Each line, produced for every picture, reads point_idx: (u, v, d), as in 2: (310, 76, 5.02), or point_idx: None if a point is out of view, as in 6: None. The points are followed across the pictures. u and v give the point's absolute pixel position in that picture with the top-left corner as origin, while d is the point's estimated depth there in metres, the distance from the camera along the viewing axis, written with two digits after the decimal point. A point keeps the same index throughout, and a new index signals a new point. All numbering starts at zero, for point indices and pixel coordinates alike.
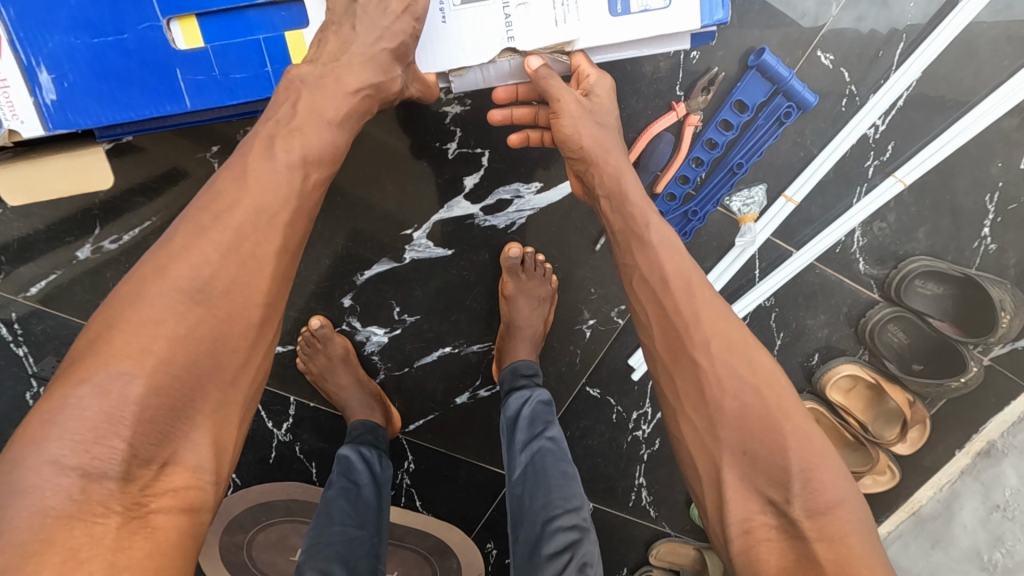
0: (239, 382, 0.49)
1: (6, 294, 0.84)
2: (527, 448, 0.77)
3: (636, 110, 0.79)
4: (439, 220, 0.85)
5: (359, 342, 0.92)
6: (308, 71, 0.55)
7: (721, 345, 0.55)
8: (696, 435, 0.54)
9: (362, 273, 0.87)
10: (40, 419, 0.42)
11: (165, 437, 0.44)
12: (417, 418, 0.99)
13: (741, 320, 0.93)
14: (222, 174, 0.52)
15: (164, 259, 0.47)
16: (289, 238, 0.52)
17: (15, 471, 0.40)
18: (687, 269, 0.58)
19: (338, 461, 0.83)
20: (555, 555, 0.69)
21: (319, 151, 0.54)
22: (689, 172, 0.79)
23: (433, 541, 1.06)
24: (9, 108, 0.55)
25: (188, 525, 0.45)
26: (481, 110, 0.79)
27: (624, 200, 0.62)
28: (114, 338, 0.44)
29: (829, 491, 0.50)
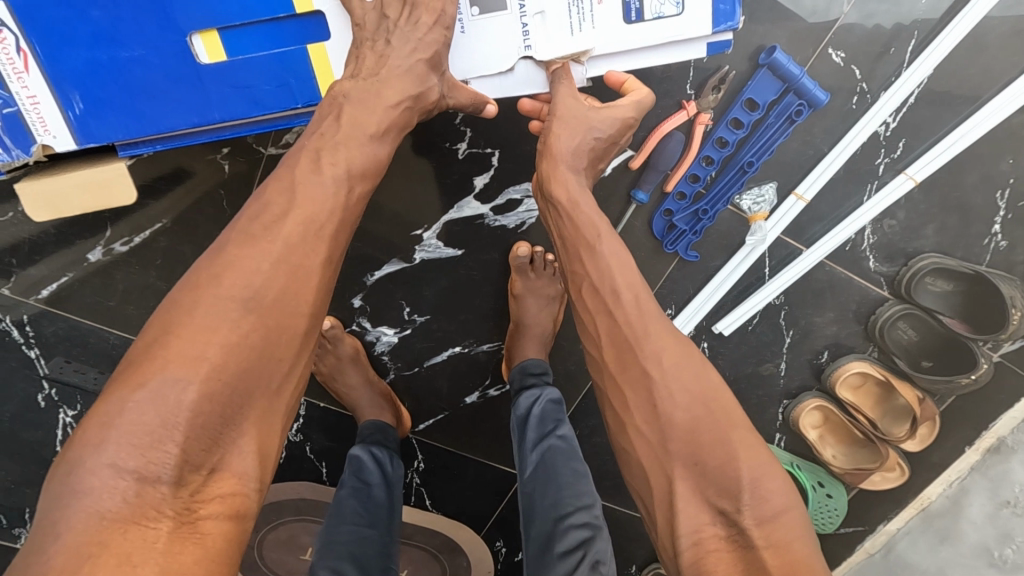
0: (282, 391, 0.49)
1: (16, 296, 0.84)
2: (537, 448, 0.77)
3: (646, 109, 0.78)
4: (448, 220, 0.85)
5: (369, 342, 0.93)
6: (351, 87, 0.56)
7: (671, 358, 0.54)
8: (649, 450, 0.53)
9: (373, 273, 0.87)
10: (99, 422, 0.42)
11: (215, 443, 0.44)
12: (426, 417, 1.00)
13: (750, 320, 0.93)
14: (269, 186, 0.53)
15: (220, 268, 0.48)
16: (333, 249, 0.53)
17: (75, 472, 0.41)
18: (636, 282, 0.59)
19: (350, 461, 0.83)
20: (568, 553, 0.69)
21: (362, 165, 0.56)
22: (699, 171, 0.79)
23: (441, 539, 1.07)
24: (41, 123, 0.55)
25: (234, 532, 0.44)
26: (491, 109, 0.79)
27: (574, 208, 0.63)
28: (171, 343, 0.45)
29: (776, 500, 0.49)
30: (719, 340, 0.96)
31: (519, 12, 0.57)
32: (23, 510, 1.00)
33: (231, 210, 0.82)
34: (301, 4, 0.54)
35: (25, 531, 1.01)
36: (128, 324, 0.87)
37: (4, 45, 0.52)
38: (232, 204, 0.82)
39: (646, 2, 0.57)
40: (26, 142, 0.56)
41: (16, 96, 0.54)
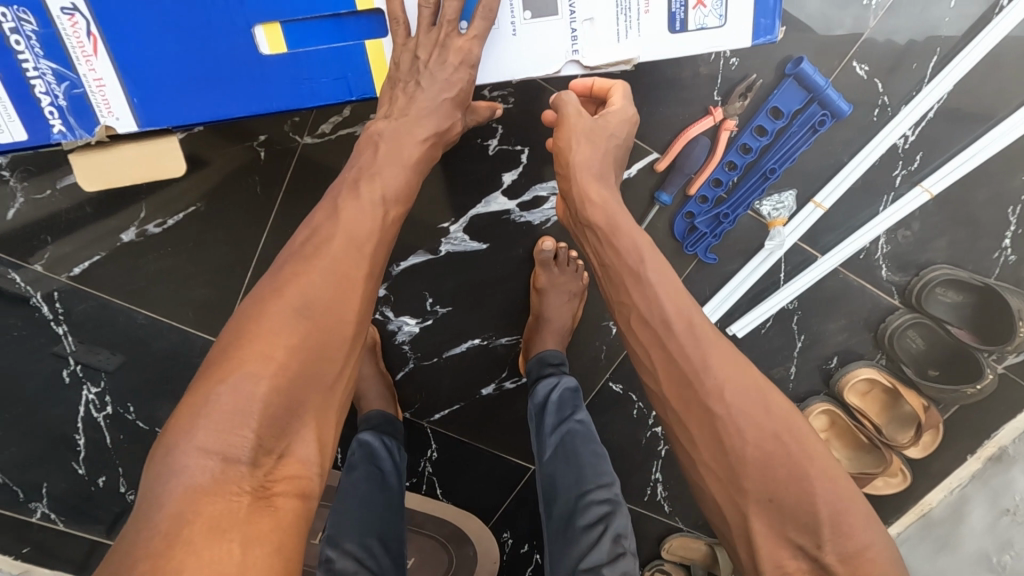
0: (335, 388, 0.52)
1: (49, 273, 0.86)
2: (556, 431, 0.79)
3: (674, 113, 0.80)
4: (475, 215, 0.86)
5: (390, 331, 0.94)
6: (385, 126, 0.63)
7: (734, 392, 0.56)
8: (723, 489, 0.55)
9: (398, 264, 0.89)
10: (188, 413, 0.47)
11: (283, 431, 0.48)
12: (441, 408, 1.01)
13: (764, 323, 0.95)
14: (317, 214, 0.59)
15: (279, 282, 0.53)
16: (373, 265, 0.58)
17: (169, 456, 0.45)
18: (687, 309, 0.60)
19: (360, 445, 0.86)
20: (591, 524, 0.71)
21: (395, 191, 0.62)
22: (722, 176, 0.81)
23: (450, 529, 1.12)
24: (105, 105, 0.57)
25: (303, 510, 0.47)
26: (524, 112, 0.81)
27: (615, 231, 0.66)
28: (243, 344, 0.50)
29: (859, 536, 0.51)
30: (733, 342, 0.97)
31: (570, 16, 0.59)
32: (40, 485, 1.01)
33: (265, 195, 0.84)
34: (363, 2, 0.57)
35: (41, 506, 1.02)
36: (154, 305, 0.89)
37: (76, 28, 0.54)
38: (265, 191, 0.84)
39: (691, 14, 0.59)
40: (93, 124, 0.58)
41: (83, 78, 0.56)
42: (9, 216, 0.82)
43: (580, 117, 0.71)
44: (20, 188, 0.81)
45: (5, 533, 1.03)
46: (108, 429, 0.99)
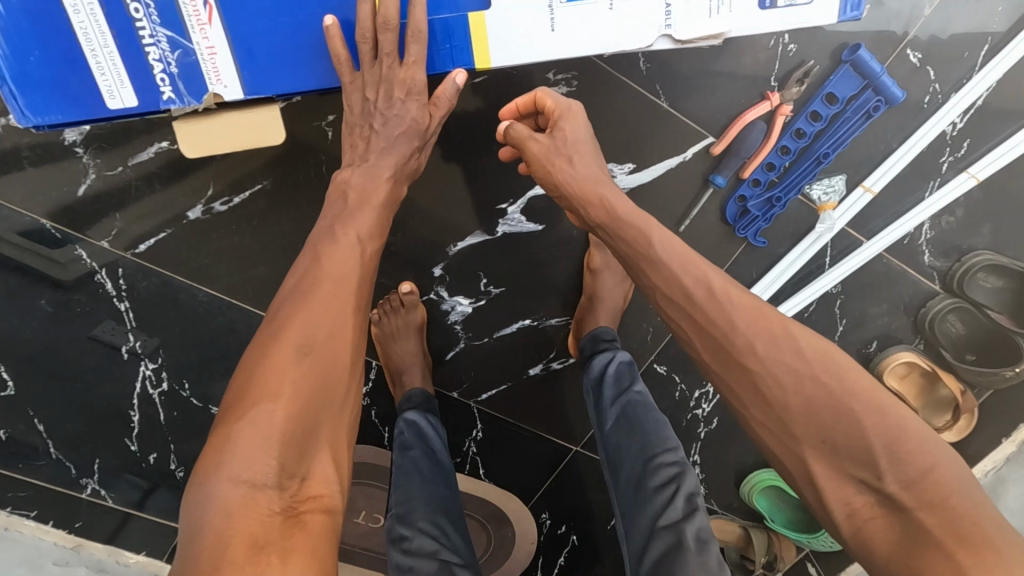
0: (342, 412, 0.58)
1: (115, 250, 0.88)
2: (616, 401, 0.82)
3: (731, 98, 0.82)
4: (534, 195, 0.89)
5: (444, 311, 0.97)
6: (351, 176, 0.72)
7: (763, 346, 0.59)
8: (772, 434, 0.58)
9: (455, 245, 0.91)
10: (214, 451, 0.51)
11: (303, 457, 0.53)
12: (489, 387, 1.03)
13: (806, 307, 0.98)
14: (301, 264, 0.64)
15: (279, 325, 0.58)
16: (360, 299, 0.63)
17: (203, 491, 0.50)
18: (701, 271, 0.63)
19: (409, 425, 0.90)
20: (663, 485, 0.73)
21: (369, 231, 0.69)
22: (775, 160, 0.84)
23: (490, 509, 1.16)
24: (214, 73, 0.61)
25: (330, 523, 0.53)
26: (586, 93, 0.81)
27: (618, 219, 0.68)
28: (255, 384, 0.54)
29: (922, 459, 0.52)
30: None
31: None
32: (92, 461, 1.03)
33: (329, 175, 0.86)
34: None
35: (92, 482, 1.04)
36: (216, 282, 0.91)
37: None
38: (330, 170, 0.86)
39: None
40: (202, 93, 0.62)
41: (197, 45, 0.59)
42: (81, 193, 0.84)
43: (540, 144, 0.74)
44: (92, 164, 0.82)
45: (56, 509, 1.04)
46: (163, 406, 1.01)
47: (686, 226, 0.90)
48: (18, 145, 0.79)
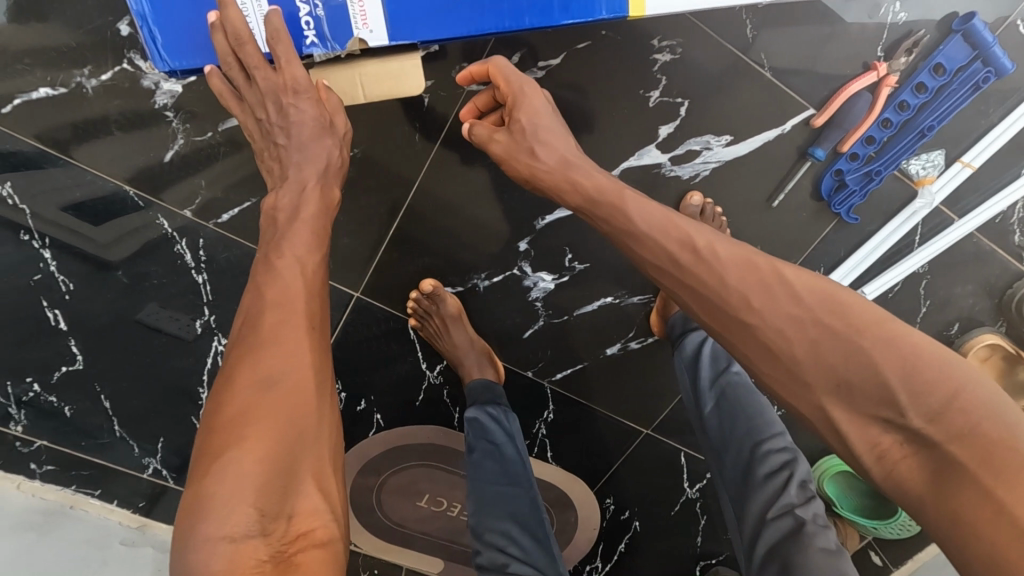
0: (320, 440, 0.56)
1: (197, 220, 0.87)
2: (714, 385, 0.83)
3: (835, 69, 0.81)
4: (627, 168, 0.85)
5: (526, 288, 0.96)
6: (280, 198, 0.68)
7: (760, 298, 0.56)
8: (787, 388, 0.55)
9: (543, 218, 0.91)
10: (185, 512, 0.49)
11: (285, 497, 0.51)
12: (565, 367, 1.02)
13: (891, 288, 0.96)
14: (245, 298, 0.61)
15: (231, 371, 0.56)
16: (314, 317, 0.61)
17: (185, 555, 0.48)
18: (686, 231, 0.61)
19: (471, 424, 0.90)
20: (773, 473, 0.75)
21: (308, 246, 0.65)
22: (875, 133, 0.81)
23: (555, 493, 1.14)
24: (362, 18, 0.65)
25: (327, 555, 0.52)
26: (694, 58, 0.79)
27: (590, 205, 0.68)
28: (217, 434, 0.52)
29: (940, 386, 0.49)
30: None
31: None
32: (156, 439, 1.01)
33: (421, 143, 0.84)
34: None
35: (153, 462, 1.03)
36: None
37: None
38: (422, 139, 0.83)
39: None
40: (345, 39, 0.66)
41: None
42: (167, 159, 0.82)
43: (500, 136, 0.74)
44: (181, 130, 0.81)
45: (118, 488, 1.02)
46: None
47: (780, 201, 0.89)
48: (107, 109, 0.78)
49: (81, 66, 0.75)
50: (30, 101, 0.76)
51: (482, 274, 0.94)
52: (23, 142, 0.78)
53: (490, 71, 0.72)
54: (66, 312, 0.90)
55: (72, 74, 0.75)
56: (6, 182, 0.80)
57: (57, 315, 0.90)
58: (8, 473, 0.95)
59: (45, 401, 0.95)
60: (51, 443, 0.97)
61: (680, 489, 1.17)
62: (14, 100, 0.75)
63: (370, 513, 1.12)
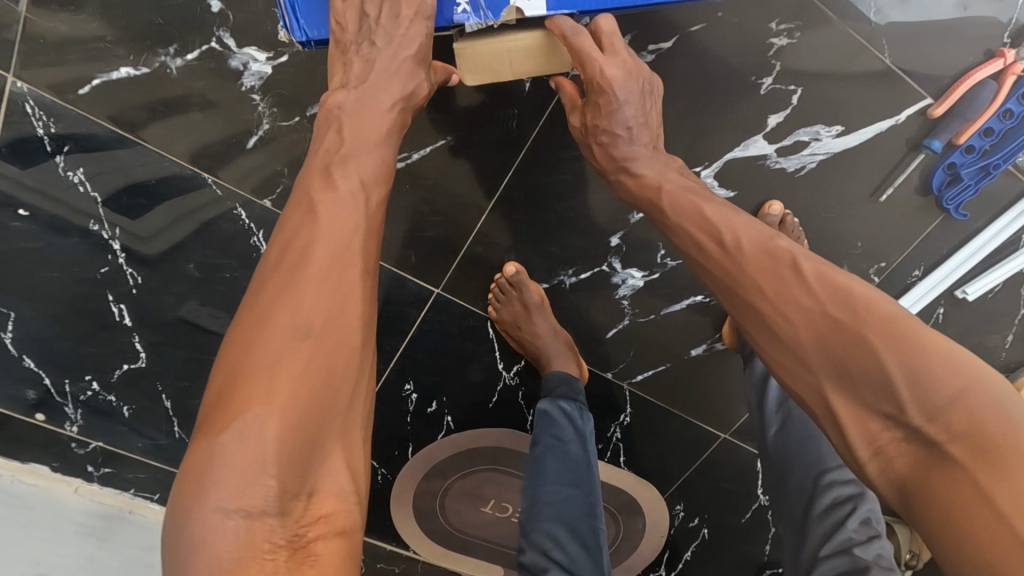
0: (353, 406, 0.50)
1: (275, 211, 0.84)
2: (782, 407, 0.81)
3: (956, 55, 0.77)
4: (731, 159, 0.83)
5: (614, 285, 0.94)
6: (345, 98, 0.63)
7: (771, 284, 0.54)
8: (793, 375, 0.53)
9: (636, 214, 0.88)
10: (193, 474, 0.44)
11: (306, 471, 0.46)
12: (646, 368, 1.00)
13: (994, 288, 0.90)
14: (290, 211, 0.55)
15: (266, 306, 0.49)
16: (367, 260, 0.54)
17: (186, 523, 0.43)
18: (710, 220, 0.60)
19: (541, 417, 0.85)
20: (834, 505, 0.75)
21: (372, 172, 0.59)
22: (994, 125, 0.77)
23: (625, 498, 1.09)
24: None
25: (346, 547, 0.47)
26: (811, 44, 0.77)
27: (637, 187, 0.69)
28: (241, 383, 0.46)
29: (949, 383, 0.45)
30: (957, 306, 0.92)
31: None
32: None
33: (517, 132, 0.82)
34: None
35: None
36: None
37: None
38: (520, 127, 0.82)
39: None
40: (501, 8, 0.61)
41: None
42: (249, 144, 0.79)
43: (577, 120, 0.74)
44: (267, 114, 0.78)
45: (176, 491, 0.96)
46: None
47: (888, 194, 0.85)
48: (189, 90, 0.76)
49: (166, 44, 0.74)
50: (108, 81, 0.75)
51: (569, 270, 0.93)
52: (99, 125, 0.76)
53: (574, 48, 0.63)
54: (132, 306, 0.85)
55: (156, 53, 0.74)
56: (79, 168, 0.78)
57: (122, 311, 0.84)
58: (67, 476, 0.90)
59: (104, 401, 0.88)
60: (107, 443, 0.90)
61: (752, 496, 1.10)
62: (93, 82, 0.74)
63: (434, 525, 1.05)
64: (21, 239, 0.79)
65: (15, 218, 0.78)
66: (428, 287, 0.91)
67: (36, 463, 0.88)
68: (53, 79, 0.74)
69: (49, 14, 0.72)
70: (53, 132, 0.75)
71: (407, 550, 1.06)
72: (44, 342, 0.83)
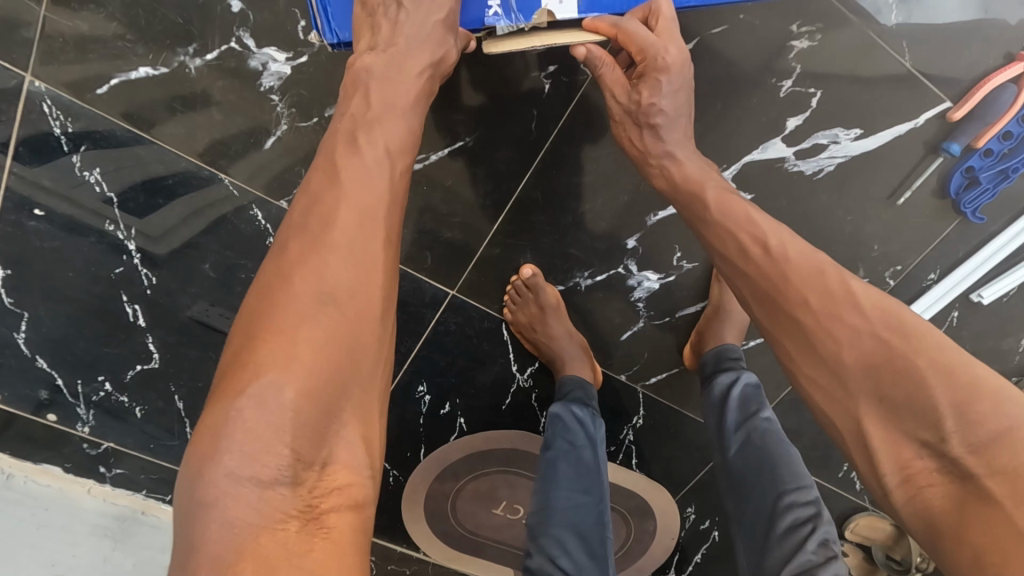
0: (373, 378, 0.49)
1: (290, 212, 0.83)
2: (741, 428, 0.77)
3: (970, 59, 0.79)
4: (750, 161, 0.84)
5: (630, 287, 0.94)
6: (373, 61, 0.61)
7: (819, 300, 0.54)
8: (826, 394, 0.53)
9: (655, 214, 0.89)
10: (208, 435, 0.43)
11: (322, 439, 0.45)
12: (661, 370, 0.99)
13: (1010, 290, 0.90)
14: (313, 179, 0.55)
15: (287, 272, 0.49)
16: (390, 231, 0.54)
17: (197, 486, 0.42)
18: (755, 226, 0.61)
19: (553, 421, 0.83)
20: (794, 527, 0.67)
21: (399, 142, 0.59)
22: (1014, 128, 0.77)
23: (636, 501, 1.06)
24: None
25: (359, 522, 0.45)
26: (828, 48, 0.79)
27: (678, 179, 0.71)
28: (261, 347, 0.45)
29: (994, 421, 0.45)
30: (972, 310, 0.92)
31: None
32: None
33: (537, 133, 0.85)
34: None
35: None
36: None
37: None
38: (539, 128, 0.84)
39: None
40: (533, 11, 0.64)
41: None
42: (267, 145, 0.80)
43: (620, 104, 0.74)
44: (286, 115, 0.79)
45: None
46: None
47: (906, 197, 0.85)
48: (208, 89, 0.77)
49: (186, 44, 0.76)
50: (127, 81, 0.75)
51: (585, 272, 0.93)
52: (114, 123, 0.77)
53: (620, 37, 0.68)
54: (146, 307, 0.84)
55: (176, 53, 0.76)
56: (95, 167, 0.78)
57: (136, 311, 0.84)
58: (80, 476, 0.88)
59: (115, 401, 0.86)
60: (118, 446, 0.88)
61: None
62: (112, 81, 0.75)
63: (444, 527, 1.04)
64: (36, 239, 0.78)
65: (30, 218, 0.77)
66: (444, 288, 0.91)
67: (48, 463, 0.87)
68: (70, 77, 0.74)
69: (69, 13, 0.73)
70: (71, 131, 0.76)
71: (418, 552, 1.04)
72: (57, 342, 0.83)
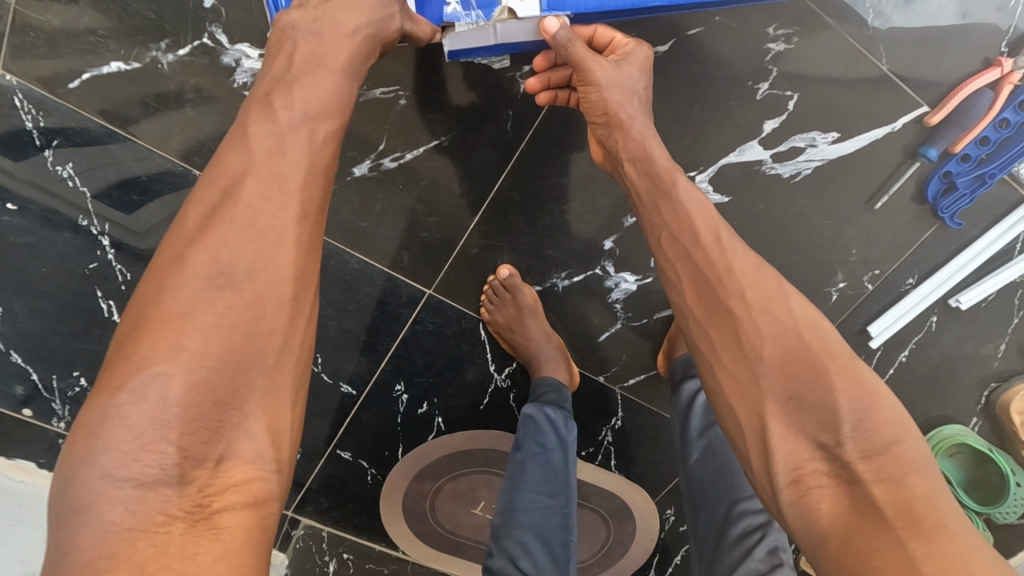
0: (278, 364, 0.47)
1: None
2: (703, 436, 0.75)
3: (950, 64, 0.79)
4: (727, 164, 0.83)
5: (607, 288, 0.94)
6: (300, 18, 0.58)
7: (755, 294, 0.55)
8: (737, 387, 0.53)
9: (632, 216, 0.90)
10: (83, 433, 0.41)
11: (214, 434, 0.44)
12: (639, 371, 0.99)
13: (987, 296, 0.90)
14: (224, 143, 0.52)
15: (181, 251, 0.47)
16: (308, 202, 0.51)
17: (70, 489, 0.40)
18: (715, 223, 0.60)
19: (526, 421, 0.83)
20: (745, 535, 0.67)
21: (319, 105, 0.55)
22: (990, 133, 0.77)
23: (616, 503, 1.05)
24: None
25: (257, 519, 0.44)
26: (806, 53, 0.79)
27: (650, 163, 0.66)
28: (147, 337, 0.44)
29: (885, 431, 0.49)
30: (951, 316, 0.91)
31: None
32: None
33: (513, 133, 0.85)
34: None
35: None
36: (355, 242, 0.86)
37: None
38: (516, 127, 0.84)
39: None
40: (493, 8, 0.65)
41: None
42: None
43: (602, 67, 0.68)
44: None
45: None
46: None
47: (883, 201, 0.84)
48: (183, 86, 0.77)
49: (158, 40, 0.75)
50: (99, 76, 0.75)
51: (563, 273, 0.93)
52: (87, 119, 0.76)
53: (596, 36, 0.74)
54: (120, 302, 0.84)
55: (148, 49, 0.75)
56: (68, 163, 0.77)
57: (110, 307, 0.83)
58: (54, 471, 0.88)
59: None
60: None
61: None
62: (84, 75, 0.75)
63: (421, 526, 1.03)
64: (12, 234, 0.78)
65: (4, 212, 0.77)
66: (420, 287, 0.90)
67: (21, 458, 0.85)
68: (43, 72, 0.74)
69: (40, 7, 0.73)
70: (43, 125, 0.75)
71: (396, 550, 1.03)
72: (34, 337, 0.82)
